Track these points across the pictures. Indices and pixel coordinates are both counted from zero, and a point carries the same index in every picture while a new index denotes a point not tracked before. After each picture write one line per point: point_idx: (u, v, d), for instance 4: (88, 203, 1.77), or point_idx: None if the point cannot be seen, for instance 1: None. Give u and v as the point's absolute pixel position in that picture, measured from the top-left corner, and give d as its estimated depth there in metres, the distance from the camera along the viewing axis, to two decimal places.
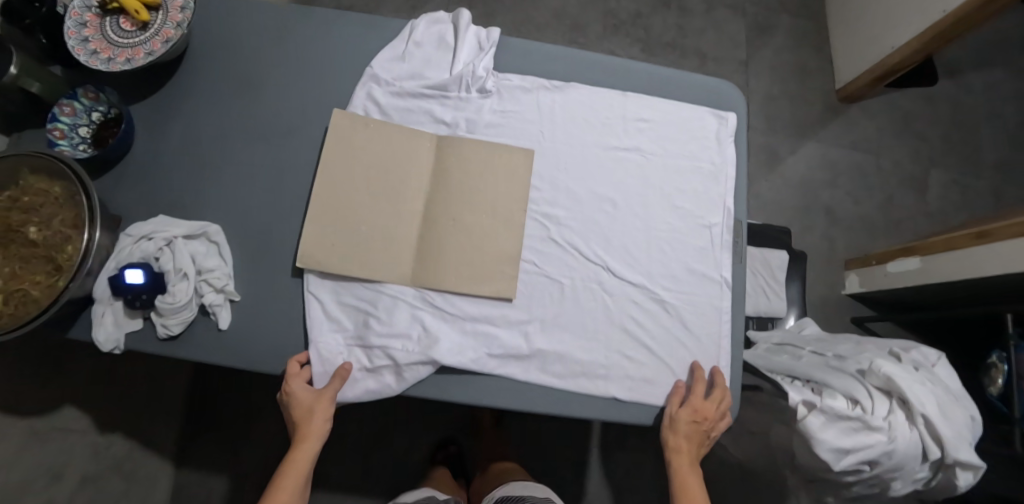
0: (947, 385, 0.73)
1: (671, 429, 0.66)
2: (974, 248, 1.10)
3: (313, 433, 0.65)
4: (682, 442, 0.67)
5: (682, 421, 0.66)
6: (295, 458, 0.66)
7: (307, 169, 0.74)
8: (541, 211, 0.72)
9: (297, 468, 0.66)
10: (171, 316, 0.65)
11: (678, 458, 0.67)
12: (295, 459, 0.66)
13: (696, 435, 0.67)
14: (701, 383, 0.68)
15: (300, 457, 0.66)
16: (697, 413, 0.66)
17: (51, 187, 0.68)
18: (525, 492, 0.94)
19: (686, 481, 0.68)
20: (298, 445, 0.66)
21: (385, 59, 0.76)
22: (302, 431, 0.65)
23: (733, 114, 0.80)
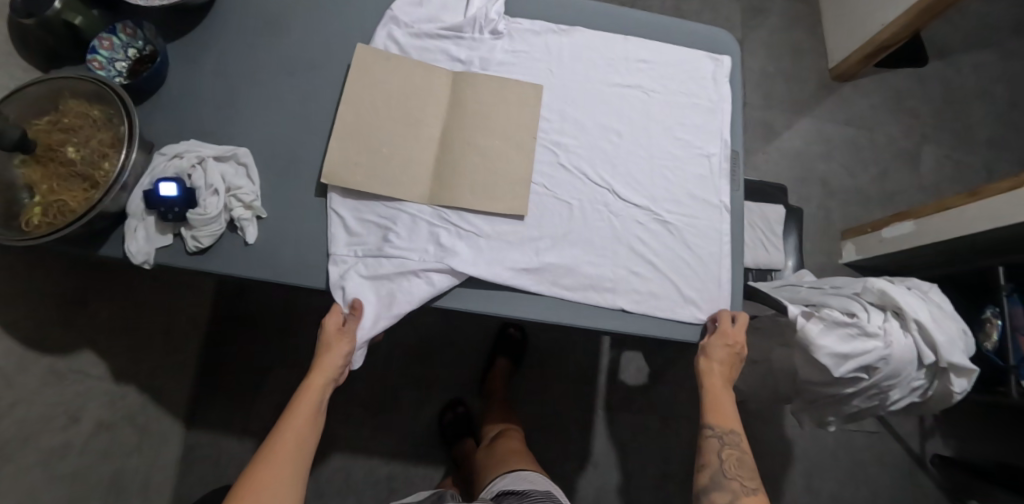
0: (939, 303, 0.77)
1: (705, 354, 0.71)
2: (968, 206, 1.16)
3: (332, 361, 0.68)
4: (714, 364, 0.71)
5: (715, 345, 0.70)
6: (310, 386, 0.68)
7: (331, 102, 0.79)
8: (552, 139, 0.77)
9: (312, 396, 0.68)
10: (202, 228, 0.69)
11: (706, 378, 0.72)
12: (310, 388, 0.68)
13: (728, 357, 0.71)
14: (731, 317, 0.72)
15: (315, 384, 0.67)
16: (729, 337, 0.70)
17: (91, 110, 0.72)
18: (524, 486, 0.88)
19: (716, 394, 0.72)
20: (313, 372, 0.68)
21: (405, 3, 0.81)
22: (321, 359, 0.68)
23: (728, 57, 0.85)
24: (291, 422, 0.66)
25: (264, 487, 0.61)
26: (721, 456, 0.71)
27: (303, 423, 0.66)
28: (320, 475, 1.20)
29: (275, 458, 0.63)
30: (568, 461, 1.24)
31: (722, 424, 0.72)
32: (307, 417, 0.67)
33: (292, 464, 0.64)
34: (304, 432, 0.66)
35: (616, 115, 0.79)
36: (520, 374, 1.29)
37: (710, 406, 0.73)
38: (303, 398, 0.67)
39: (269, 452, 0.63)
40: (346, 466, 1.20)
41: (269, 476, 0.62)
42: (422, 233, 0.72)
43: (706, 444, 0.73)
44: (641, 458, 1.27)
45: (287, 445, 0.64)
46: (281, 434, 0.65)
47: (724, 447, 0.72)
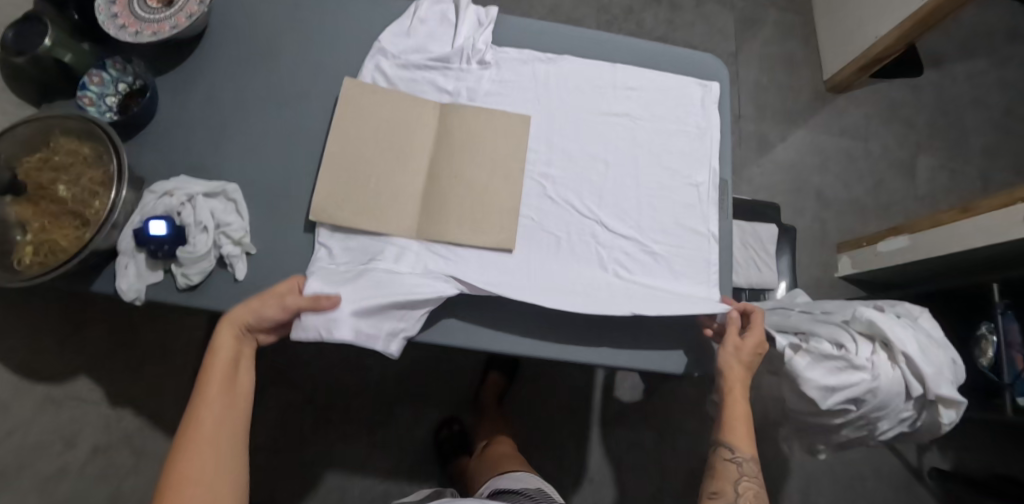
0: (929, 332, 0.78)
1: (733, 358, 0.71)
2: (960, 223, 1.16)
3: (236, 320, 0.65)
4: (738, 374, 0.71)
5: (742, 355, 0.71)
6: (215, 353, 0.64)
7: (319, 135, 0.79)
8: (539, 171, 0.77)
9: (220, 364, 0.63)
10: (191, 266, 0.70)
11: (730, 390, 0.72)
12: (217, 354, 0.64)
13: (750, 370, 0.73)
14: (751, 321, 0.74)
15: (222, 350, 0.64)
16: (756, 348, 0.72)
17: (81, 148, 0.73)
18: (517, 485, 0.90)
19: (737, 411, 0.73)
20: (217, 338, 0.64)
21: (393, 34, 0.82)
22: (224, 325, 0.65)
23: (716, 83, 0.85)
24: (206, 395, 0.62)
25: (193, 462, 0.58)
26: (738, 488, 0.70)
27: (219, 393, 0.62)
28: (316, 494, 1.20)
29: (197, 434, 0.59)
30: (563, 477, 1.25)
31: (740, 448, 0.72)
32: (221, 385, 0.63)
33: (218, 434, 0.60)
34: (224, 400, 0.62)
35: (604, 144, 0.79)
36: (516, 390, 1.30)
37: (729, 425, 0.73)
38: (212, 366, 0.63)
39: (189, 435, 0.59)
40: (342, 485, 1.21)
41: (194, 451, 0.58)
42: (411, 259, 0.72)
43: (722, 469, 0.72)
44: (637, 472, 1.27)
45: (206, 417, 0.60)
46: (195, 411, 0.60)
47: (742, 476, 0.71)
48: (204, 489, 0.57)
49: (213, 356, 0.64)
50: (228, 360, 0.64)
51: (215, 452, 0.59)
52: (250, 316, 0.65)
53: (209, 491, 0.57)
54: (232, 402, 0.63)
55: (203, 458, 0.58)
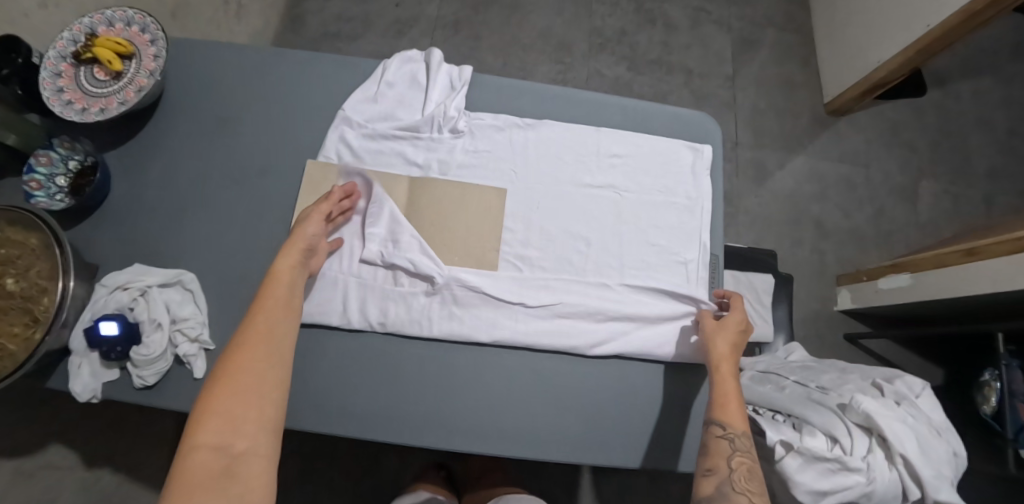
0: (930, 418, 0.74)
1: (721, 332, 0.67)
2: (963, 267, 1.09)
3: (297, 242, 0.65)
4: (726, 346, 0.66)
5: (730, 326, 0.68)
6: (278, 270, 0.62)
7: (281, 212, 0.74)
8: (515, 252, 0.73)
9: (281, 280, 0.62)
10: (146, 367, 0.66)
11: (720, 360, 0.65)
12: (278, 273, 0.62)
13: (738, 344, 0.67)
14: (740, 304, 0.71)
15: (283, 269, 0.63)
16: (741, 322, 0.68)
17: (28, 238, 0.68)
18: None
19: (726, 380, 0.63)
20: (281, 257, 0.63)
21: (358, 100, 0.77)
22: (286, 246, 0.64)
23: (709, 145, 0.79)
24: (266, 302, 0.59)
25: (245, 360, 0.54)
26: (732, 463, 0.57)
27: (277, 307, 0.60)
28: None
29: (254, 335, 0.56)
30: None
31: (732, 421, 0.60)
32: (281, 298, 0.60)
33: (273, 341, 0.57)
34: (282, 312, 0.60)
35: (584, 220, 0.74)
36: None
37: (720, 396, 0.62)
38: (274, 281, 0.61)
39: (246, 333, 0.56)
40: None
41: (248, 348, 0.55)
42: (370, 314, 0.69)
43: (715, 446, 0.59)
44: None
45: (266, 321, 0.58)
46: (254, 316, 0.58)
47: (738, 452, 0.58)
48: (254, 387, 0.53)
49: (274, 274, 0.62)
50: (290, 278, 0.63)
51: (268, 355, 0.56)
52: (309, 243, 0.65)
53: (258, 385, 0.54)
54: (287, 317, 0.60)
55: (256, 356, 0.55)
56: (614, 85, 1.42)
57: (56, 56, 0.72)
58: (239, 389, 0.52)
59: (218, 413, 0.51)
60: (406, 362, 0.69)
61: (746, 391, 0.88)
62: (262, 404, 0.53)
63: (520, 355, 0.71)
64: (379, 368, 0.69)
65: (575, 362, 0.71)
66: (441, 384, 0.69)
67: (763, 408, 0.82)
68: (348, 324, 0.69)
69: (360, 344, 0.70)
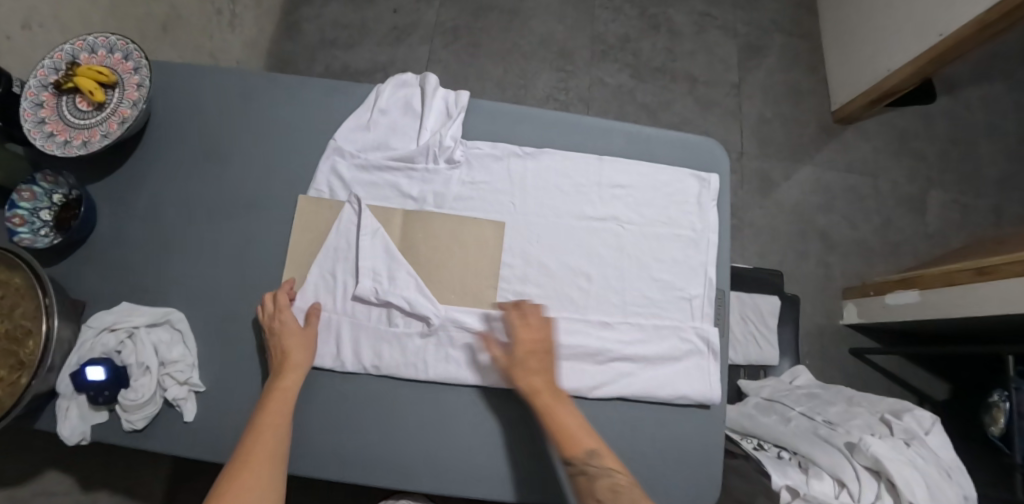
0: (940, 458, 0.72)
1: (521, 368, 0.64)
2: (975, 285, 1.03)
3: (297, 359, 0.64)
4: (536, 381, 0.64)
5: (522, 358, 0.64)
6: (279, 389, 0.62)
7: (272, 246, 0.72)
8: (514, 289, 0.70)
9: (281, 401, 0.62)
10: (135, 411, 0.65)
11: (539, 399, 0.63)
12: (278, 390, 0.62)
13: (543, 366, 0.65)
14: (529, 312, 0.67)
15: (283, 388, 0.62)
16: (527, 342, 0.65)
17: (11, 278, 0.66)
18: None
19: (554, 412, 0.62)
20: (281, 374, 0.63)
21: (350, 129, 0.74)
22: (286, 362, 0.64)
23: (715, 174, 0.77)
24: (264, 422, 0.59)
25: (244, 490, 0.54)
26: (598, 496, 0.57)
27: (276, 429, 0.59)
28: None
29: (251, 462, 0.56)
30: None
31: (576, 451, 0.60)
32: (279, 419, 0.60)
33: (271, 464, 0.57)
34: (280, 433, 0.59)
35: (585, 256, 0.72)
36: None
37: (557, 434, 0.61)
38: (271, 402, 0.61)
39: (245, 455, 0.56)
40: None
41: (246, 473, 0.55)
42: (365, 356, 0.68)
43: (578, 486, 0.59)
44: None
45: (264, 441, 0.58)
46: (253, 436, 0.58)
47: (596, 480, 0.58)
48: None
49: (272, 392, 0.62)
50: (292, 397, 0.62)
51: (265, 480, 0.56)
52: (308, 359, 0.65)
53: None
54: (282, 439, 0.60)
55: (251, 481, 0.55)
56: (616, 94, 1.39)
57: (38, 85, 0.70)
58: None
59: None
60: (405, 405, 0.68)
61: (752, 421, 0.87)
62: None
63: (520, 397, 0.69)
64: (377, 412, 0.68)
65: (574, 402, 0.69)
66: (439, 426, 0.68)
67: (769, 444, 0.81)
68: (344, 367, 0.67)
69: (360, 385, 0.68)
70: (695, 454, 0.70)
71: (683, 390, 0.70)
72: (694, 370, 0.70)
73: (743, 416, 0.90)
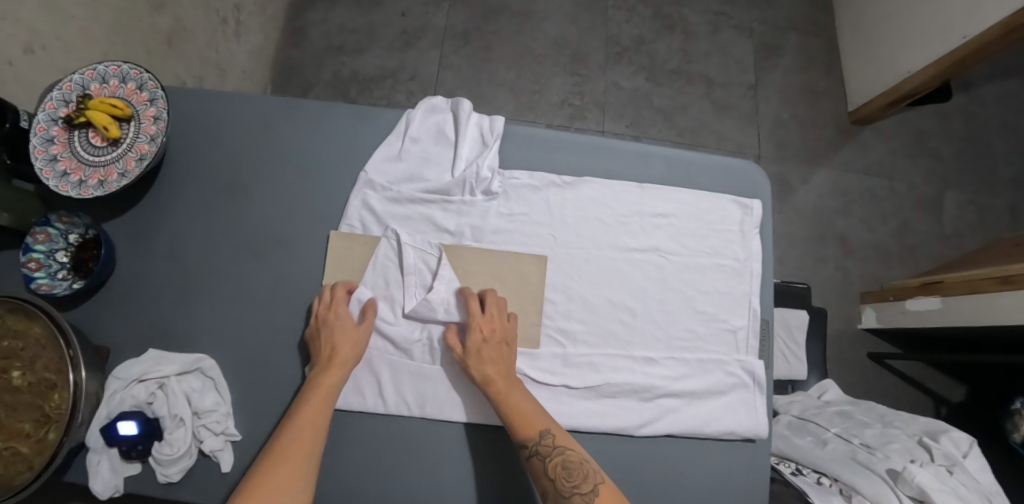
0: (980, 483, 0.73)
1: (476, 357, 0.63)
2: (997, 294, 1.01)
3: (344, 357, 0.63)
4: (490, 370, 0.63)
5: (477, 347, 0.64)
6: (324, 385, 0.61)
7: (303, 285, 0.69)
8: (557, 326, 0.68)
9: (324, 397, 0.60)
10: (170, 465, 0.63)
11: (492, 388, 0.62)
12: (322, 386, 0.61)
13: (500, 355, 0.64)
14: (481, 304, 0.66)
15: (329, 383, 0.61)
16: (480, 329, 0.64)
17: (30, 327, 0.61)
18: None
19: (509, 398, 0.62)
20: (328, 370, 0.62)
21: (380, 160, 0.71)
22: (335, 357, 0.62)
23: (757, 200, 0.75)
24: (303, 418, 0.58)
25: (273, 484, 0.52)
26: (550, 475, 0.58)
27: (314, 427, 0.58)
28: None
29: (285, 455, 0.55)
30: None
31: (530, 433, 0.60)
32: (320, 414, 0.59)
33: (306, 461, 0.56)
34: (319, 429, 0.58)
35: (628, 290, 0.70)
36: None
37: (511, 419, 0.61)
38: (315, 395, 0.60)
39: (281, 449, 0.56)
40: None
41: (282, 469, 0.54)
42: (411, 399, 0.66)
43: (532, 468, 0.59)
44: None
45: (298, 437, 0.57)
46: (293, 429, 0.57)
47: (547, 460, 0.59)
48: None
49: (317, 386, 0.61)
50: (334, 393, 0.61)
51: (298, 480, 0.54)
52: (355, 360, 0.64)
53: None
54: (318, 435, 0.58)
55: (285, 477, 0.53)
56: (632, 98, 1.36)
57: (47, 118, 0.65)
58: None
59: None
60: (448, 453, 0.66)
61: (787, 444, 0.87)
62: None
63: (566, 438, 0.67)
64: (423, 461, 0.65)
65: (620, 439, 0.68)
66: (486, 475, 0.66)
67: (807, 470, 0.81)
68: (386, 409, 0.65)
69: (404, 433, 0.66)
70: (743, 488, 0.69)
71: (731, 426, 0.69)
72: (741, 405, 0.70)
73: (777, 438, 0.89)
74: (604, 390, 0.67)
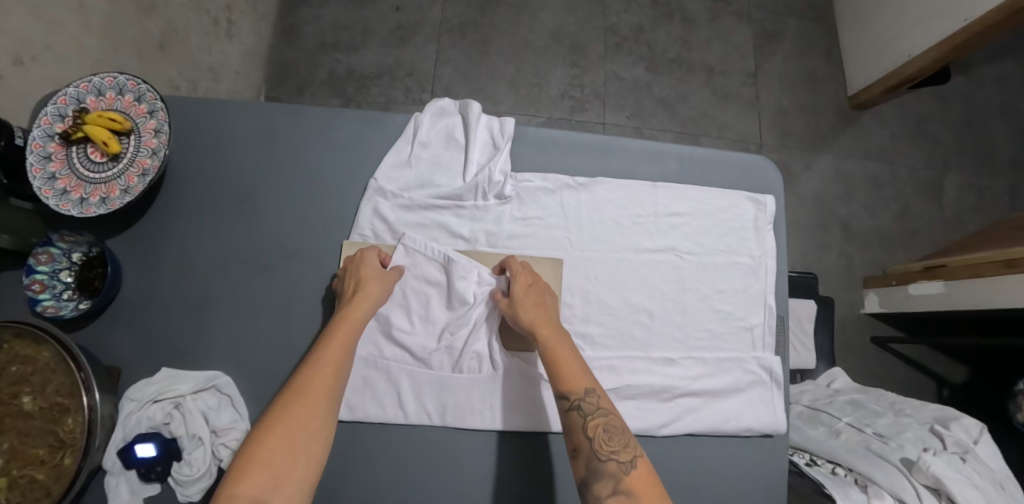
0: (992, 469, 0.74)
1: (521, 304, 0.62)
2: (1003, 278, 1.00)
3: (371, 292, 0.61)
4: (536, 316, 0.61)
5: (525, 292, 0.63)
6: (349, 317, 0.59)
7: (316, 298, 0.68)
8: (575, 330, 0.68)
9: (349, 328, 0.58)
10: (190, 485, 0.61)
11: (539, 333, 0.60)
12: (347, 320, 0.59)
13: (547, 305, 0.63)
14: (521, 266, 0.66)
15: (355, 315, 0.59)
16: (527, 278, 0.64)
17: (39, 353, 0.59)
18: None
19: (557, 349, 0.59)
20: (353, 303, 0.60)
21: (390, 166, 0.69)
22: (360, 290, 0.61)
23: (770, 196, 0.74)
24: (328, 349, 0.56)
25: (296, 418, 0.50)
26: (589, 434, 0.55)
27: (340, 359, 0.56)
28: None
29: (310, 388, 0.52)
30: None
31: (574, 387, 0.57)
32: (344, 345, 0.57)
33: (330, 396, 0.53)
34: (343, 362, 0.56)
35: (646, 291, 0.70)
36: None
37: (555, 370, 0.58)
38: (340, 327, 0.58)
39: (303, 381, 0.52)
40: None
41: (304, 399, 0.51)
42: (431, 409, 0.65)
43: (569, 422, 0.56)
44: None
45: (322, 368, 0.54)
46: (316, 360, 0.54)
47: (588, 417, 0.55)
48: (290, 450, 0.48)
49: (341, 318, 0.59)
50: (359, 327, 0.59)
51: (319, 415, 0.51)
52: (381, 296, 0.62)
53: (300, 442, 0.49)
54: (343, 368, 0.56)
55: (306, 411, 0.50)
56: (633, 88, 1.34)
57: (42, 135, 0.62)
58: (287, 448, 0.48)
59: (263, 471, 0.46)
60: (471, 461, 0.65)
61: (800, 435, 0.87)
62: (305, 467, 0.48)
63: None
64: (446, 471, 0.65)
65: (642, 441, 0.68)
66: (509, 480, 0.66)
67: (821, 460, 0.82)
68: (407, 419, 0.65)
69: (427, 442, 0.65)
70: (764, 482, 0.70)
71: (751, 424, 0.69)
72: (760, 402, 0.70)
73: (790, 429, 0.90)
74: (624, 393, 0.67)
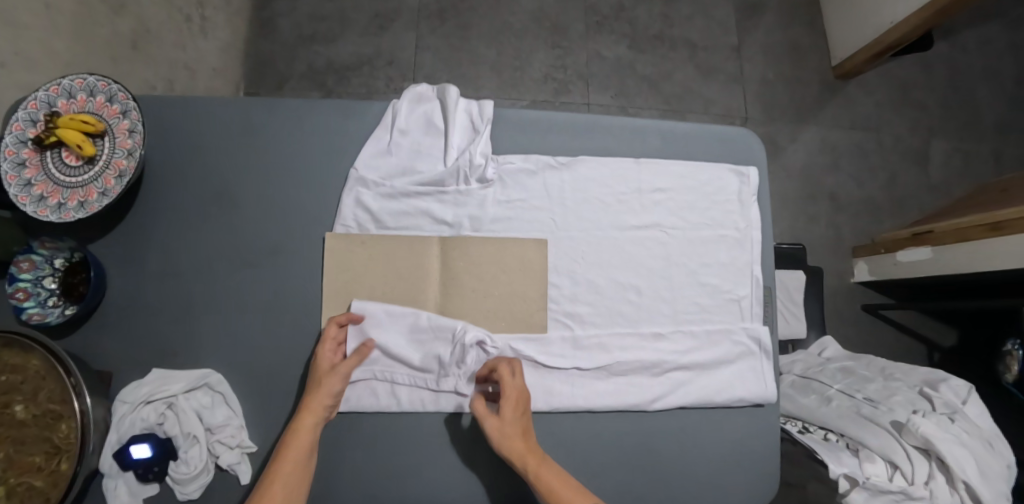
0: (981, 429, 0.75)
1: (505, 435, 0.60)
2: (989, 241, 1.01)
3: (320, 396, 0.60)
4: (520, 444, 0.60)
5: (504, 417, 0.61)
6: (300, 430, 0.58)
7: (302, 292, 0.67)
8: (564, 310, 0.68)
9: (300, 443, 0.57)
10: (189, 482, 0.62)
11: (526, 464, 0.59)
12: (299, 434, 0.58)
13: (524, 427, 0.62)
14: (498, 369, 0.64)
15: (303, 427, 0.58)
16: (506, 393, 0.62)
17: (28, 361, 0.58)
18: None
19: (547, 477, 0.58)
20: (302, 414, 0.59)
21: (370, 156, 0.69)
22: (308, 401, 0.60)
23: (754, 168, 0.75)
24: (280, 467, 0.55)
25: None
26: None
27: (291, 479, 0.55)
28: None
29: None
30: None
31: None
32: (297, 464, 0.56)
33: None
34: (297, 481, 0.56)
35: (632, 268, 0.70)
36: None
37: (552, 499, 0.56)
38: (290, 448, 0.57)
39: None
40: None
41: None
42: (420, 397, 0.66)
43: None
44: None
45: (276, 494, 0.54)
46: (267, 483, 0.54)
47: None
48: None
49: (293, 432, 0.58)
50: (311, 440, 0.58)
51: None
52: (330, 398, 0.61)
53: None
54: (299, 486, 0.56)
55: None
56: (616, 68, 1.33)
57: (14, 141, 0.61)
58: None
59: None
60: (467, 444, 0.66)
61: (792, 403, 0.89)
62: None
63: (581, 418, 0.68)
64: (442, 456, 0.66)
65: (634, 417, 0.68)
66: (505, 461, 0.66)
67: (813, 427, 0.83)
68: (401, 408, 0.65)
69: (421, 429, 0.66)
70: (755, 451, 0.71)
71: (740, 395, 0.70)
72: (749, 372, 0.71)
73: (783, 399, 0.91)
74: (615, 371, 0.68)
